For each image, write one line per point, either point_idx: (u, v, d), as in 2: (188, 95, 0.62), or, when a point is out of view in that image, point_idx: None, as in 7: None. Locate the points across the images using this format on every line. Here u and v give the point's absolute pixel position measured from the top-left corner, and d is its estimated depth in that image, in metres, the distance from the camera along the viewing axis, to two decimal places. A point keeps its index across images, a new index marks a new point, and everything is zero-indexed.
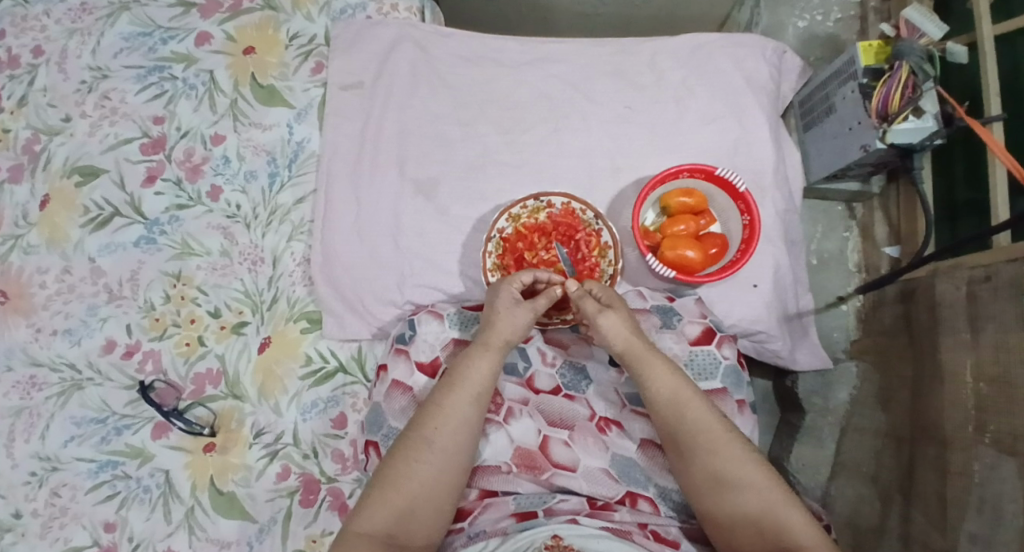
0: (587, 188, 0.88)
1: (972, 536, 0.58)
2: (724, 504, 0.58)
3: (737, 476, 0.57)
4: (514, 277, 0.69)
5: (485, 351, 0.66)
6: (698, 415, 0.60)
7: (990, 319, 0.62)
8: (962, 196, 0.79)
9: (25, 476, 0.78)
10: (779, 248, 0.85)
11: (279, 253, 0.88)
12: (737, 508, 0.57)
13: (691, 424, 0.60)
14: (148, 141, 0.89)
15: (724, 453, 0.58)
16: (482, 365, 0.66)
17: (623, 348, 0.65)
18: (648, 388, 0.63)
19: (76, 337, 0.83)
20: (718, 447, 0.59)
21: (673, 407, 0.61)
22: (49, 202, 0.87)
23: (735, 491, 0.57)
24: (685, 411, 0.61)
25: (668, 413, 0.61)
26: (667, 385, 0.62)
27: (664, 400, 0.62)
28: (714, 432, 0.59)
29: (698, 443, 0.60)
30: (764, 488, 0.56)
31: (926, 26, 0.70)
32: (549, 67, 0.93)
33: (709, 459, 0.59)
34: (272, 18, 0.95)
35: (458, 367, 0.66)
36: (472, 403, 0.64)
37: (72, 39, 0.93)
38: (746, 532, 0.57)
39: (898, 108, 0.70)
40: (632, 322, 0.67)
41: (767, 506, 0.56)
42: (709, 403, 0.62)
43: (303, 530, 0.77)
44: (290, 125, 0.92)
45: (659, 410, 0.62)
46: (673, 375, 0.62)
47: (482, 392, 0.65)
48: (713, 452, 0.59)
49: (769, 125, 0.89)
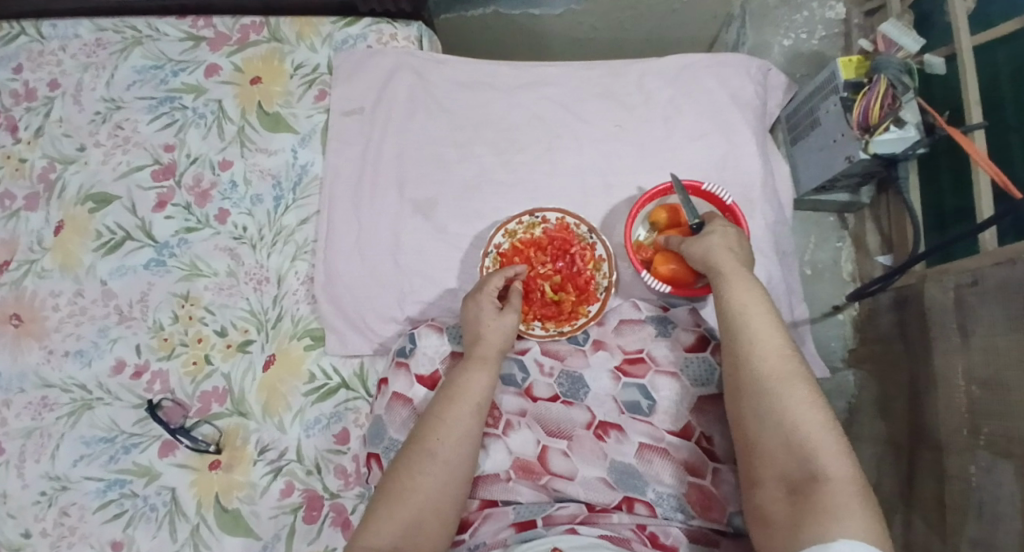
0: (581, 204, 0.91)
1: (973, 542, 0.57)
2: (759, 413, 0.53)
3: (783, 394, 0.52)
4: (486, 289, 0.74)
5: (479, 363, 0.69)
6: (759, 326, 0.57)
7: (978, 323, 0.63)
8: (950, 205, 0.80)
9: (35, 496, 0.80)
10: (771, 259, 0.87)
11: (284, 274, 0.90)
12: (776, 422, 0.51)
13: (752, 332, 0.57)
14: (158, 167, 0.93)
15: (775, 363, 0.54)
16: (479, 376, 0.68)
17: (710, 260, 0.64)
18: (724, 295, 0.61)
19: (86, 358, 0.85)
20: (774, 361, 0.54)
21: (737, 316, 0.59)
22: (63, 228, 0.91)
23: (778, 402, 0.52)
24: (749, 319, 0.58)
25: (733, 319, 0.59)
26: (739, 295, 0.60)
27: (732, 306, 0.59)
28: (770, 345, 0.55)
29: (751, 351, 0.56)
30: (811, 412, 0.50)
31: (903, 39, 0.72)
32: (542, 89, 0.96)
33: (753, 368, 0.55)
34: (277, 50, 0.99)
35: (457, 380, 0.68)
36: (469, 410, 0.66)
37: (87, 73, 0.98)
38: (771, 457, 0.51)
39: (878, 119, 0.73)
40: (739, 248, 0.66)
41: (809, 424, 0.50)
42: (778, 323, 0.58)
43: (307, 547, 0.78)
44: (294, 149, 0.95)
45: (724, 316, 0.60)
46: (742, 290, 0.60)
47: (482, 404, 0.67)
48: (763, 360, 0.55)
49: (757, 140, 0.92)
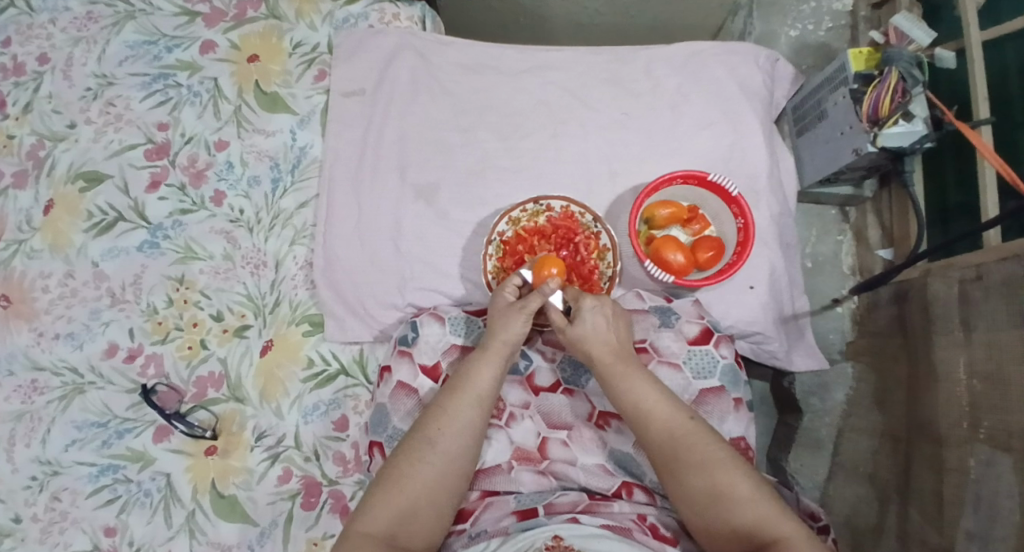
0: (586, 192, 0.90)
1: (969, 534, 0.58)
2: (700, 495, 0.57)
3: (710, 480, 0.57)
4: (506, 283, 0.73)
5: (487, 355, 0.68)
6: (664, 418, 0.62)
7: (981, 318, 0.64)
8: (954, 201, 0.81)
9: (26, 480, 0.78)
10: (774, 251, 0.87)
11: (282, 258, 0.89)
12: (718, 503, 0.56)
13: (660, 427, 0.61)
14: (152, 147, 0.91)
15: (692, 448, 0.59)
16: (484, 369, 0.67)
17: (593, 351, 0.66)
18: (621, 399, 0.64)
19: (78, 341, 0.84)
20: (694, 449, 0.59)
21: (639, 416, 0.63)
22: (52, 207, 0.88)
23: (712, 486, 0.57)
24: (652, 417, 0.62)
25: (642, 422, 0.62)
26: (638, 390, 0.63)
27: (636, 406, 0.63)
28: (681, 431, 0.60)
29: (669, 451, 0.60)
30: (741, 483, 0.56)
31: (914, 32, 0.72)
32: (548, 74, 0.95)
33: (676, 458, 0.59)
34: (276, 28, 0.96)
35: (463, 371, 0.67)
36: (471, 403, 0.65)
37: (77, 47, 0.95)
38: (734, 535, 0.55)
39: (888, 112, 0.72)
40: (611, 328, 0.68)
41: (746, 502, 0.55)
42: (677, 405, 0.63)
43: (304, 533, 0.77)
44: (293, 131, 0.93)
45: (630, 420, 0.64)
46: (643, 383, 0.64)
47: (485, 398, 0.65)
48: (680, 458, 0.59)
49: (764, 131, 0.91)
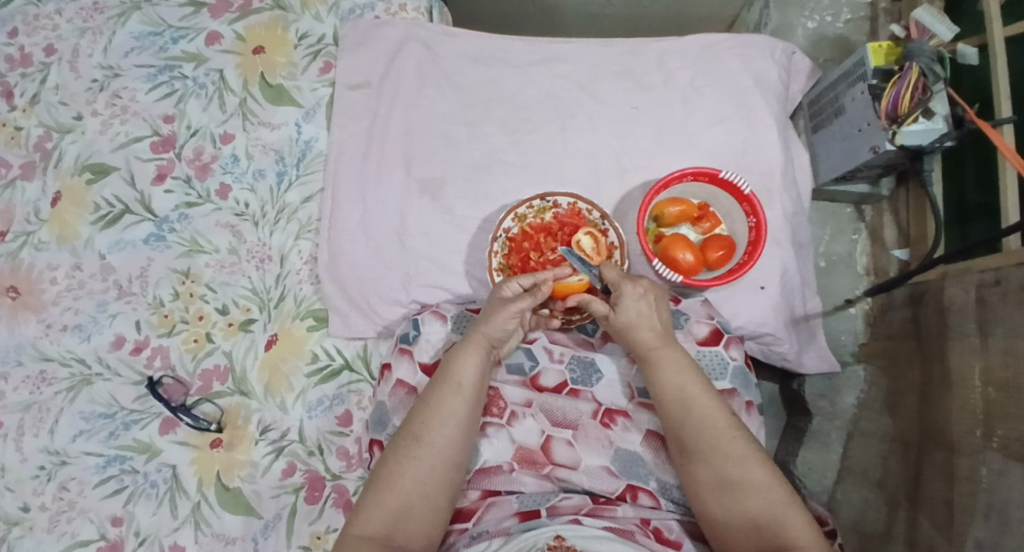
0: (594, 188, 0.88)
1: (979, 542, 0.57)
2: (724, 489, 0.57)
3: (740, 476, 0.57)
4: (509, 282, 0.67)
5: (470, 345, 0.67)
6: (700, 407, 0.60)
7: (999, 323, 0.62)
8: (973, 200, 0.78)
9: (34, 470, 0.79)
10: (786, 251, 0.86)
11: (286, 252, 0.88)
12: (740, 499, 0.56)
13: (696, 418, 0.60)
14: (158, 139, 0.90)
15: (724, 443, 0.58)
16: (467, 359, 0.66)
17: (638, 337, 0.64)
18: (659, 385, 0.63)
19: (85, 333, 0.84)
20: (725, 444, 0.58)
21: (680, 404, 0.61)
22: (59, 199, 0.89)
23: (738, 482, 0.57)
24: (690, 407, 0.61)
25: (676, 411, 0.61)
26: (673, 381, 0.62)
27: (674, 394, 0.62)
28: (716, 425, 0.59)
29: (702, 442, 0.59)
30: (768, 486, 0.56)
31: (937, 27, 0.69)
32: (556, 67, 0.93)
33: (706, 451, 0.59)
34: (281, 18, 0.95)
35: (447, 364, 0.66)
36: (454, 393, 0.64)
37: (83, 38, 0.94)
38: (751, 532, 0.56)
39: (908, 110, 0.70)
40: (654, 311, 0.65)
41: (772, 504, 0.55)
42: (714, 398, 0.61)
43: (308, 527, 0.77)
44: (298, 124, 0.92)
45: (667, 406, 0.62)
46: (680, 375, 0.62)
47: (468, 387, 0.64)
48: (717, 452, 0.58)
49: (778, 126, 0.89)
